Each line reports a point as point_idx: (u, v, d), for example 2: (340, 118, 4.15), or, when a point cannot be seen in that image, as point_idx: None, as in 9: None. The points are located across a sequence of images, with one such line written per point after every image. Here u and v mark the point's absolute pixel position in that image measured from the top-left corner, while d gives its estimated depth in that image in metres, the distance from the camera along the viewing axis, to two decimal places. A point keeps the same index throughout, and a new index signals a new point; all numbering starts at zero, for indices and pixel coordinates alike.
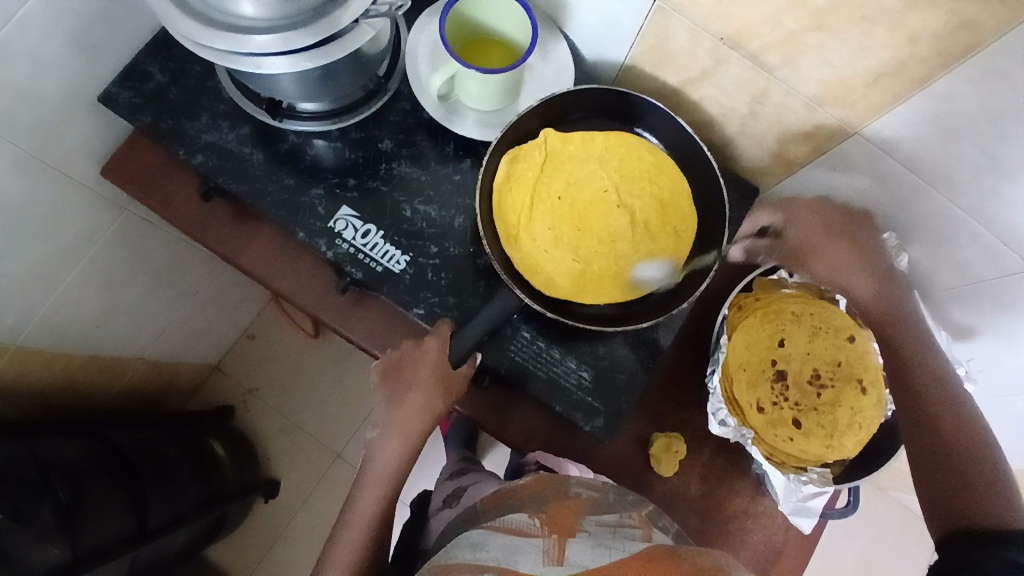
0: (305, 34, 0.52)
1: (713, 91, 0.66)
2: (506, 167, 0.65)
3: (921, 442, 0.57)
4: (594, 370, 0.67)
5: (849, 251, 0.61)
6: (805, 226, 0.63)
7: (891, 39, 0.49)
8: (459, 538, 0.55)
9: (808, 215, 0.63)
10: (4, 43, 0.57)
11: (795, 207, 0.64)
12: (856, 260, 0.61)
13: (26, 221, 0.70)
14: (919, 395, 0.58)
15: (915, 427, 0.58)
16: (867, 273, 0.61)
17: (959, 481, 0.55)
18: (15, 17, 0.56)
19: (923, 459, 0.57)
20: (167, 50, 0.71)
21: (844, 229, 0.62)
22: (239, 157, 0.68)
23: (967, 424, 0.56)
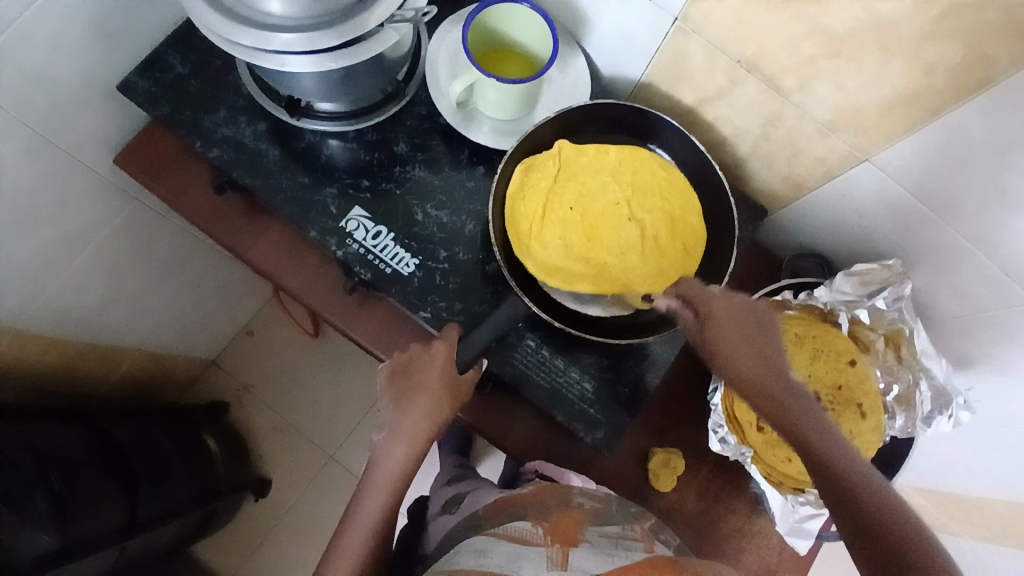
0: (330, 35, 0.52)
1: (727, 112, 0.66)
2: (520, 176, 0.66)
3: (852, 524, 0.47)
4: (597, 382, 0.67)
5: (750, 340, 0.55)
6: (718, 316, 0.56)
7: (908, 70, 0.51)
8: (463, 544, 0.54)
9: (721, 308, 0.57)
10: (30, 26, 0.57)
11: (702, 293, 0.58)
12: (765, 351, 0.55)
13: (37, 204, 0.71)
14: (827, 463, 0.49)
15: (839, 500, 0.47)
16: (754, 356, 0.55)
17: (889, 551, 0.45)
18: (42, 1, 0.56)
19: (864, 549, 0.46)
20: (189, 44, 0.71)
21: (745, 315, 0.57)
22: (255, 152, 0.69)
23: (875, 481, 0.48)
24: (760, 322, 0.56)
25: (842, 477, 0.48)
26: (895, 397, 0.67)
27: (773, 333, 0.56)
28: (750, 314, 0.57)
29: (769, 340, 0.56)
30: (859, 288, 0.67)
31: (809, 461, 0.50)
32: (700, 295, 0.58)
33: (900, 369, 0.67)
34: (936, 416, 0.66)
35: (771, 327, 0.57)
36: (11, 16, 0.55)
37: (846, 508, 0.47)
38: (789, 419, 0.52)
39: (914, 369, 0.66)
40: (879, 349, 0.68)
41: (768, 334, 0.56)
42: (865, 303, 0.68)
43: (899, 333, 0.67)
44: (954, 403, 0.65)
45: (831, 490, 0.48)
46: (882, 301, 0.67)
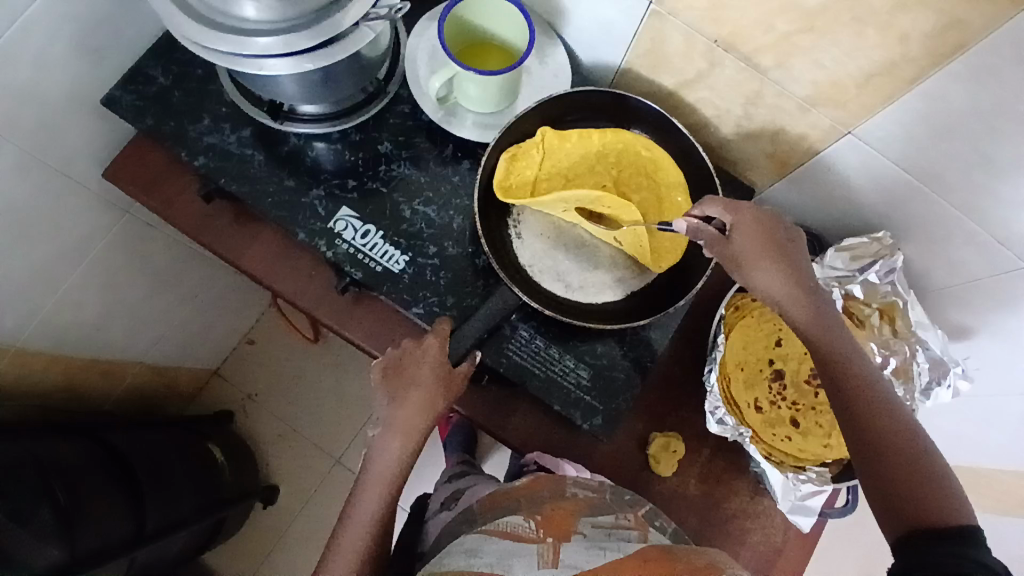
0: (307, 36, 0.53)
1: (708, 94, 0.66)
2: (504, 165, 0.65)
3: (862, 448, 0.51)
4: (592, 370, 0.67)
5: (780, 260, 0.56)
6: (747, 236, 0.57)
7: (883, 38, 0.50)
8: (454, 545, 0.55)
9: (750, 229, 0.57)
10: (8, 45, 0.58)
11: (735, 206, 0.58)
12: (794, 269, 0.56)
13: (28, 221, 0.71)
14: (849, 393, 0.52)
15: (854, 424, 0.52)
16: (786, 276, 0.56)
17: (893, 476, 0.49)
18: (18, 20, 0.57)
19: (872, 460, 0.51)
20: (170, 55, 0.71)
21: (774, 231, 0.57)
22: (241, 159, 0.69)
23: (894, 409, 0.52)
24: (787, 238, 0.57)
25: (863, 406, 0.52)
26: (892, 369, 0.67)
27: (800, 251, 0.57)
28: (778, 232, 0.57)
29: (799, 259, 0.57)
30: (849, 263, 0.67)
31: (831, 384, 0.53)
32: (735, 207, 0.58)
33: (896, 341, 0.67)
34: (935, 387, 0.66)
35: (796, 244, 0.58)
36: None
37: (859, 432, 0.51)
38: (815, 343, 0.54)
39: (909, 340, 0.67)
40: (874, 324, 0.68)
41: (798, 252, 0.57)
42: (857, 278, 0.67)
43: (892, 307, 0.68)
44: (953, 373, 0.65)
45: (850, 416, 0.52)
46: (874, 275, 0.66)
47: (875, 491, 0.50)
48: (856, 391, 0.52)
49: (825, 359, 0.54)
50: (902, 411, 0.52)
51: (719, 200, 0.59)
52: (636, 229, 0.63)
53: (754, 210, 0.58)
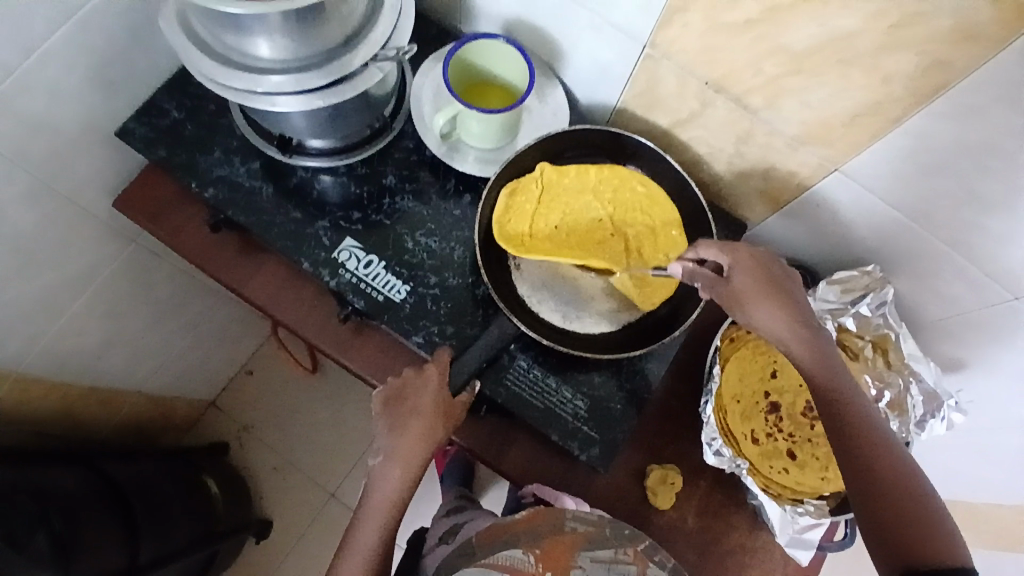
0: (319, 75, 0.56)
1: (701, 133, 0.69)
2: (505, 199, 0.68)
3: (860, 484, 0.51)
4: (590, 400, 0.68)
5: (776, 296, 0.57)
6: (742, 274, 0.59)
7: (867, 80, 0.53)
8: None
9: (746, 267, 0.59)
10: (29, 74, 0.60)
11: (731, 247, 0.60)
12: (789, 305, 0.57)
13: (36, 247, 0.73)
14: (846, 427, 0.52)
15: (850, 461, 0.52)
16: (783, 312, 0.57)
17: (890, 514, 0.49)
18: (39, 50, 0.60)
19: (871, 502, 0.50)
20: (183, 90, 0.74)
21: (769, 270, 0.59)
22: (250, 190, 0.71)
23: (891, 445, 0.52)
24: (781, 276, 0.59)
25: (860, 441, 0.52)
26: (886, 403, 0.68)
27: (794, 287, 0.59)
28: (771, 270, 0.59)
29: (794, 296, 0.58)
30: (841, 296, 0.68)
31: (828, 419, 0.53)
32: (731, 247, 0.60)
33: (890, 374, 0.68)
34: (929, 419, 0.67)
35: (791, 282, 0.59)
36: (11, 65, 0.58)
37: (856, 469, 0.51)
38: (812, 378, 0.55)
39: (902, 373, 0.68)
40: (868, 356, 0.69)
41: (793, 289, 0.59)
42: (849, 311, 0.69)
43: (885, 339, 0.69)
44: (947, 405, 0.66)
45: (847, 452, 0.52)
46: (866, 307, 0.68)
47: (871, 528, 0.50)
48: (853, 426, 0.52)
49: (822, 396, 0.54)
50: (899, 447, 0.52)
51: (715, 241, 0.61)
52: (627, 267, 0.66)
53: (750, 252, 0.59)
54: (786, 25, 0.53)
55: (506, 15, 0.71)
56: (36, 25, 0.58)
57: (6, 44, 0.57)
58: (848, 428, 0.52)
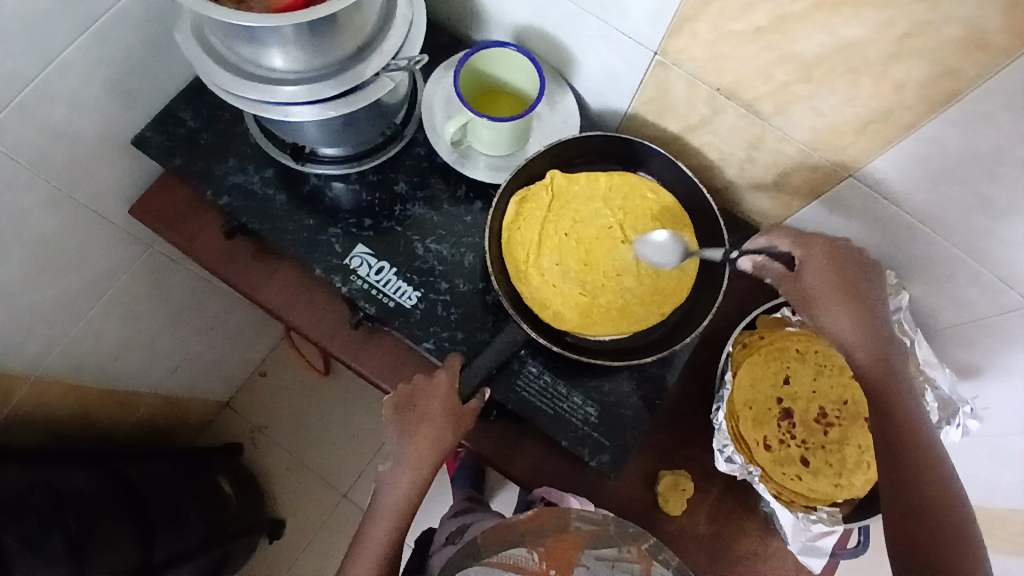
0: (330, 85, 0.57)
1: (712, 139, 0.69)
2: (514, 207, 0.68)
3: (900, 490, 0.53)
4: (600, 406, 0.68)
5: (850, 298, 0.57)
6: (815, 273, 0.58)
7: (878, 88, 0.53)
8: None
9: (823, 266, 0.58)
10: (49, 85, 0.62)
11: (807, 240, 0.59)
12: (865, 309, 0.56)
13: (55, 253, 0.75)
14: (908, 462, 0.53)
15: (900, 497, 0.53)
16: (855, 319, 0.56)
17: (925, 520, 0.52)
18: (58, 61, 0.61)
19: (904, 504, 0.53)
20: (198, 99, 0.75)
21: (849, 267, 0.58)
22: (263, 198, 0.72)
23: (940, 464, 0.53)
24: (859, 272, 0.58)
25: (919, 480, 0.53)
26: None
27: (868, 288, 0.58)
28: (853, 264, 0.58)
29: (869, 298, 0.57)
30: None
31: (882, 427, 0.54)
32: (807, 243, 0.59)
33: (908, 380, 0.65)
34: (946, 425, 0.66)
35: (872, 280, 0.58)
36: (31, 76, 0.59)
37: (904, 506, 0.53)
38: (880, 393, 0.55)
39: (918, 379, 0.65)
40: None
41: (869, 291, 0.57)
42: None
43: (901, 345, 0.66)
44: (962, 411, 0.65)
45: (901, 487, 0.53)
46: None
47: (901, 531, 0.53)
48: (915, 460, 0.53)
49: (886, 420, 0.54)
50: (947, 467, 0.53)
51: (787, 231, 0.60)
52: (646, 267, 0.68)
53: (829, 247, 0.58)
54: (795, 34, 0.53)
55: (516, 23, 0.71)
56: (56, 38, 0.59)
57: (27, 57, 0.58)
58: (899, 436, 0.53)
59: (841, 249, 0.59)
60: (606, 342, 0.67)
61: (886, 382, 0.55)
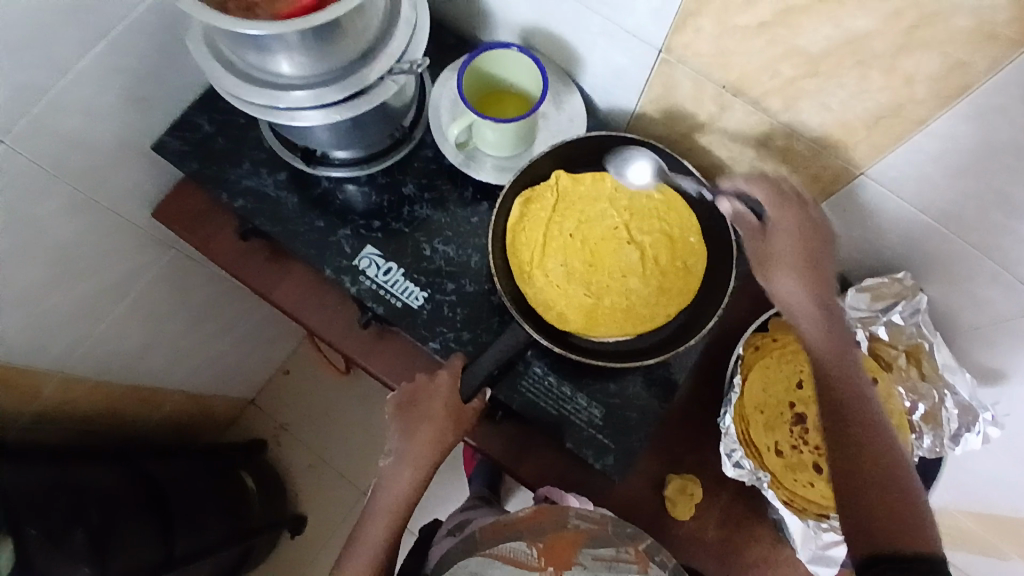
0: (336, 89, 0.58)
1: (721, 137, 0.68)
2: (519, 208, 0.68)
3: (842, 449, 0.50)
4: (605, 408, 0.68)
5: (810, 258, 0.56)
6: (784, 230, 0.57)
7: (888, 81, 0.51)
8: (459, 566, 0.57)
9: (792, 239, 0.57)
10: (66, 93, 0.64)
11: (783, 197, 0.58)
12: (816, 268, 0.56)
13: (77, 258, 0.78)
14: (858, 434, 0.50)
15: (848, 467, 0.49)
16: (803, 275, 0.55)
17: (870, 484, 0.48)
18: (73, 70, 0.64)
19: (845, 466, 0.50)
20: (214, 105, 0.78)
21: (810, 236, 0.57)
22: (276, 200, 0.74)
23: (887, 429, 0.50)
24: (817, 235, 0.57)
25: (869, 461, 0.49)
26: (920, 415, 0.65)
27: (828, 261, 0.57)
28: (812, 225, 0.58)
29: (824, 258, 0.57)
30: (871, 303, 0.65)
31: (828, 387, 0.52)
32: (778, 198, 0.58)
33: (925, 385, 0.65)
34: (964, 433, 0.64)
35: (830, 246, 0.57)
36: (47, 85, 0.62)
37: (851, 477, 0.49)
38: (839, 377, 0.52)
39: (937, 384, 0.65)
40: (902, 366, 0.66)
41: (826, 253, 0.57)
42: (881, 319, 0.66)
43: (918, 348, 0.66)
44: (982, 419, 0.62)
45: (848, 469, 0.49)
46: (898, 315, 0.65)
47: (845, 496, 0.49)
48: (863, 437, 0.50)
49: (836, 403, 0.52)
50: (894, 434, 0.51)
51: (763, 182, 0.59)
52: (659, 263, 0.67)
53: (793, 207, 0.58)
54: (798, 27, 0.51)
55: (523, 23, 0.71)
56: (71, 47, 0.62)
57: (44, 65, 0.61)
58: (843, 395, 0.51)
59: (810, 209, 0.58)
60: (611, 345, 0.66)
61: (832, 344, 0.53)
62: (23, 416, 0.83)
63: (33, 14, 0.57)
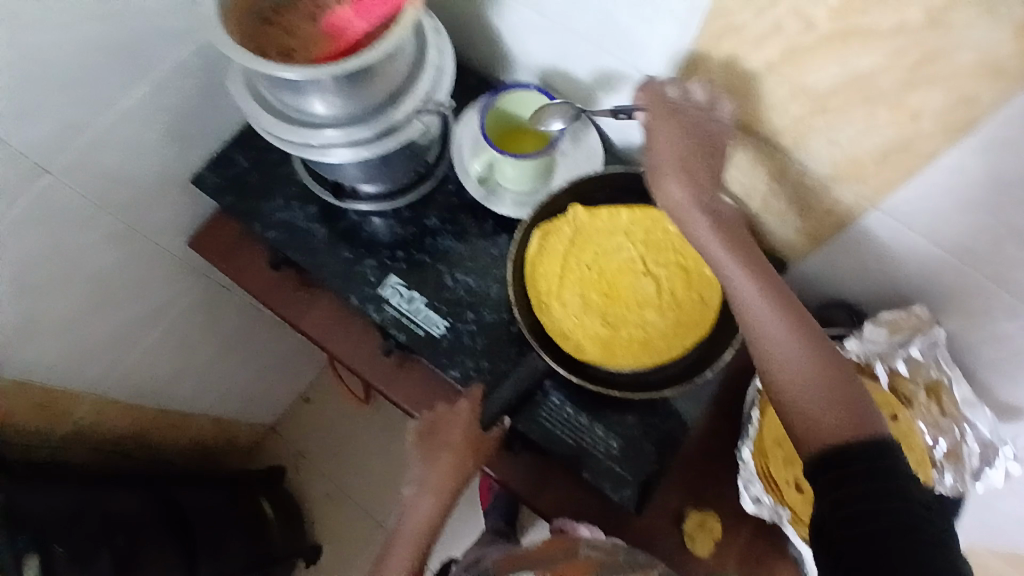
0: (366, 128, 0.62)
1: (735, 171, 0.69)
2: (537, 241, 0.70)
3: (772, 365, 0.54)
4: (623, 440, 0.68)
5: (696, 169, 0.58)
6: (668, 139, 0.59)
7: (895, 117, 0.53)
8: None
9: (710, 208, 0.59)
10: (110, 129, 0.69)
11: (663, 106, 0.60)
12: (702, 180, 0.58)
13: (117, 284, 0.83)
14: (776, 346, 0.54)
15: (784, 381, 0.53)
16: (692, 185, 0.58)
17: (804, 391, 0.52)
18: (119, 107, 0.68)
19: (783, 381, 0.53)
20: (249, 141, 0.82)
21: (705, 153, 0.59)
22: (306, 232, 0.77)
23: (795, 327, 0.54)
24: (708, 142, 0.59)
25: (794, 370, 0.53)
26: (943, 452, 0.65)
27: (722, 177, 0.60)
28: (702, 130, 0.59)
29: (711, 162, 0.59)
30: (889, 336, 0.66)
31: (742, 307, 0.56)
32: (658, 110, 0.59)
33: (945, 421, 0.65)
34: (985, 468, 0.65)
35: (721, 146, 0.60)
36: (93, 121, 0.67)
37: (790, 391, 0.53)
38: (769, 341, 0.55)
39: (957, 419, 0.65)
40: (921, 402, 0.66)
41: (712, 157, 0.59)
42: (900, 354, 0.66)
43: (939, 384, 0.65)
44: (1002, 454, 0.65)
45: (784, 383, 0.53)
46: (917, 350, 0.64)
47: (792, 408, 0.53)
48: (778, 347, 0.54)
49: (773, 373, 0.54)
50: (804, 328, 0.54)
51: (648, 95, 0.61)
52: (675, 295, 0.68)
53: (671, 115, 0.59)
54: (807, 67, 0.54)
55: (542, 66, 0.75)
56: (118, 85, 0.67)
57: (91, 103, 0.65)
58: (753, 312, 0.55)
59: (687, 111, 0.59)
60: (628, 375, 0.67)
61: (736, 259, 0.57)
62: (54, 436, 0.87)
63: (81, 55, 0.61)
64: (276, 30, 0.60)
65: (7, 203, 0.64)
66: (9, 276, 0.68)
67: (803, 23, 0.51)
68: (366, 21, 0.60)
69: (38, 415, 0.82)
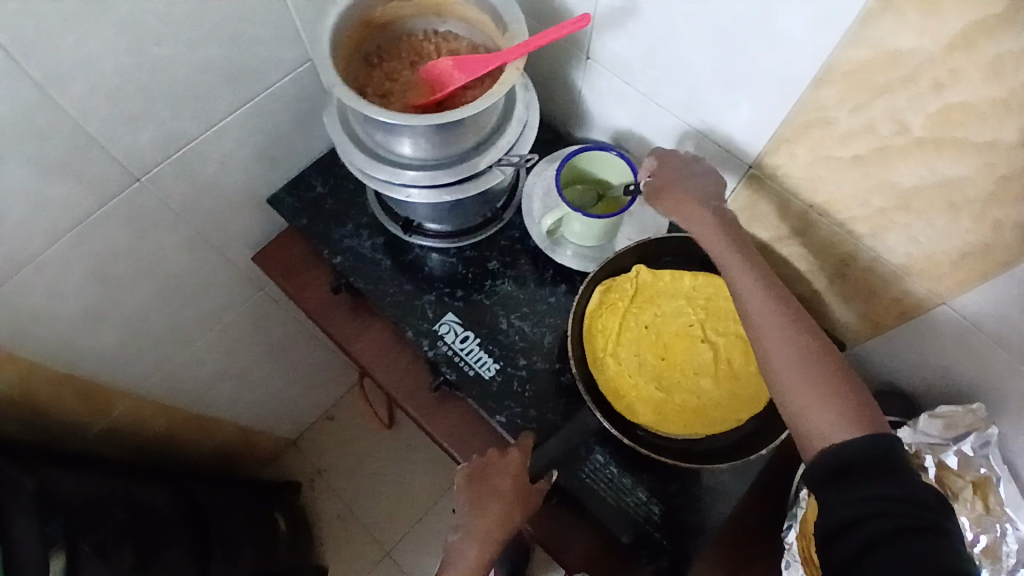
0: (448, 172, 0.65)
1: (801, 250, 0.70)
2: (598, 296, 0.71)
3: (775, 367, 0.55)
4: (664, 507, 0.68)
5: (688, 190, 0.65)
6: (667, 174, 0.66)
7: (976, 225, 0.53)
8: None
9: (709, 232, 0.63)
10: (204, 146, 0.73)
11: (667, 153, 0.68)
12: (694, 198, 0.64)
13: (181, 288, 0.85)
14: (781, 350, 0.55)
15: (788, 383, 0.54)
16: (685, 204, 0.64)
17: (810, 392, 0.53)
18: (215, 127, 0.72)
19: (787, 383, 0.54)
20: (328, 169, 0.86)
21: (690, 182, 0.65)
22: (371, 261, 0.79)
23: (798, 334, 0.56)
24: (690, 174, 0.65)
25: (798, 371, 0.54)
26: (982, 548, 0.62)
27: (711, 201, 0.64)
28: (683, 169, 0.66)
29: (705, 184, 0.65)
30: (943, 431, 0.64)
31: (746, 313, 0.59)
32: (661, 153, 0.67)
33: (988, 519, 0.62)
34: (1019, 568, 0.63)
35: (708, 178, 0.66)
36: (191, 137, 0.71)
37: (794, 394, 0.53)
38: (757, 342, 0.57)
39: (1000, 519, 0.63)
40: (967, 498, 0.63)
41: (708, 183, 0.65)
42: (951, 448, 0.64)
43: (986, 482, 0.63)
44: None
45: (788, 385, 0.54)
46: (969, 446, 0.63)
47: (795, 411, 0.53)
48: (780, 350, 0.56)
49: (768, 371, 0.56)
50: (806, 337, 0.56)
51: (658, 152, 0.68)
52: (733, 366, 0.69)
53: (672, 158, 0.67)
54: (894, 165, 0.55)
55: (617, 126, 0.79)
56: (221, 106, 0.71)
57: (193, 119, 0.69)
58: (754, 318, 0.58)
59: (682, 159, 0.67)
60: (680, 442, 0.66)
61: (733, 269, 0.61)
62: (92, 429, 0.88)
63: (194, 76, 0.66)
64: (378, 74, 0.65)
65: (98, 202, 0.67)
66: (85, 270, 0.71)
67: (896, 124, 0.52)
68: (465, 74, 0.61)
69: (81, 404, 0.83)
